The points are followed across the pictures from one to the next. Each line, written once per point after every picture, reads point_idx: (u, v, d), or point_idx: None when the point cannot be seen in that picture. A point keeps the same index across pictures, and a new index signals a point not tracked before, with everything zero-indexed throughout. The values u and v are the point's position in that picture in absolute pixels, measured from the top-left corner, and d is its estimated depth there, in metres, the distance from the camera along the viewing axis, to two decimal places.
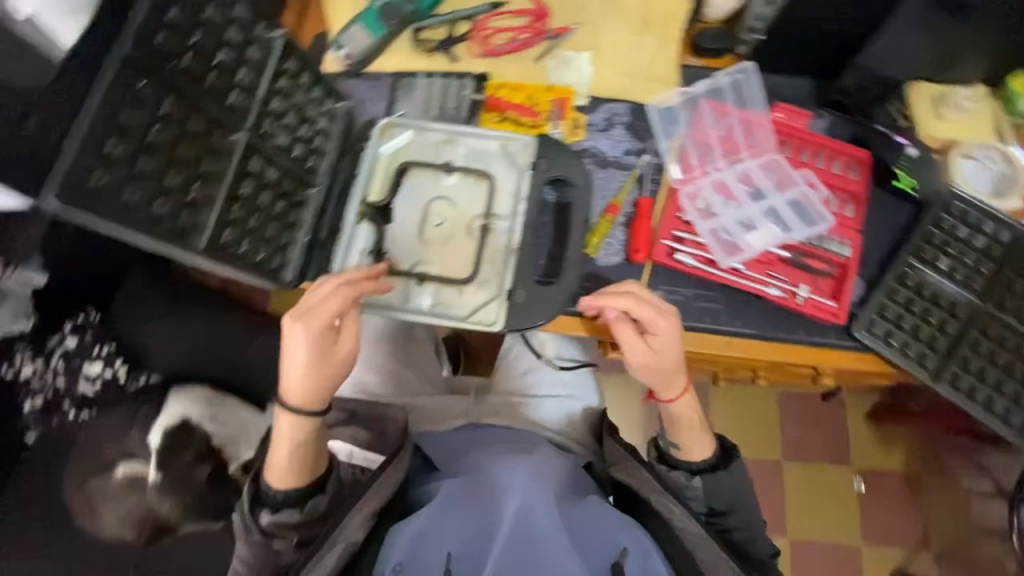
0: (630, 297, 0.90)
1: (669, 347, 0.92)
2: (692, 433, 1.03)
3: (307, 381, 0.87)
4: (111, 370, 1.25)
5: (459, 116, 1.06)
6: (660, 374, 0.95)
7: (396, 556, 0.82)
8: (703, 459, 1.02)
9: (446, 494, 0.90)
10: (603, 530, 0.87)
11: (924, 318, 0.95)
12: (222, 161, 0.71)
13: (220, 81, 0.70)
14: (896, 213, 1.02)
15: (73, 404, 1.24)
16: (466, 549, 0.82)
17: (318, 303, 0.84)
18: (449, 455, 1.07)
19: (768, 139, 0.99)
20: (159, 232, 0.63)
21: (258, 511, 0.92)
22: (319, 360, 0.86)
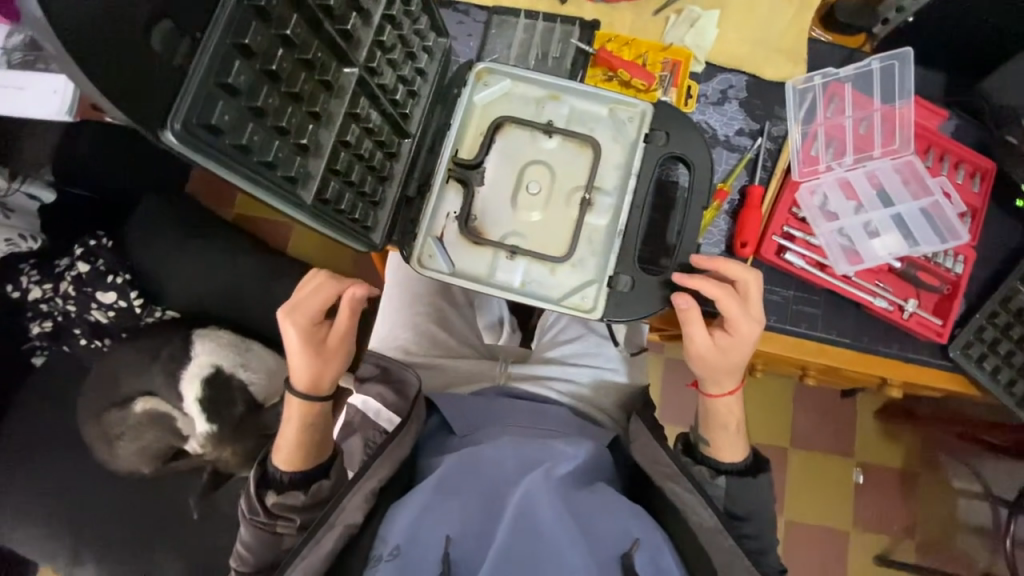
0: (720, 287, 0.81)
1: (731, 349, 0.83)
2: (725, 430, 0.88)
3: (308, 368, 0.82)
4: (126, 301, 1.37)
5: (560, 68, 0.96)
6: (712, 374, 0.86)
7: (395, 538, 0.72)
8: (734, 461, 0.88)
9: (445, 473, 0.77)
10: (612, 520, 0.74)
11: (1020, 345, 0.92)
12: (335, 100, 0.61)
13: (342, 1, 0.59)
14: (1007, 231, 0.96)
15: (83, 331, 1.35)
16: (466, 532, 0.70)
17: (309, 297, 0.81)
18: (464, 420, 0.93)
19: (908, 141, 0.91)
20: (271, 181, 0.54)
21: (264, 493, 0.84)
22: (316, 354, 0.82)
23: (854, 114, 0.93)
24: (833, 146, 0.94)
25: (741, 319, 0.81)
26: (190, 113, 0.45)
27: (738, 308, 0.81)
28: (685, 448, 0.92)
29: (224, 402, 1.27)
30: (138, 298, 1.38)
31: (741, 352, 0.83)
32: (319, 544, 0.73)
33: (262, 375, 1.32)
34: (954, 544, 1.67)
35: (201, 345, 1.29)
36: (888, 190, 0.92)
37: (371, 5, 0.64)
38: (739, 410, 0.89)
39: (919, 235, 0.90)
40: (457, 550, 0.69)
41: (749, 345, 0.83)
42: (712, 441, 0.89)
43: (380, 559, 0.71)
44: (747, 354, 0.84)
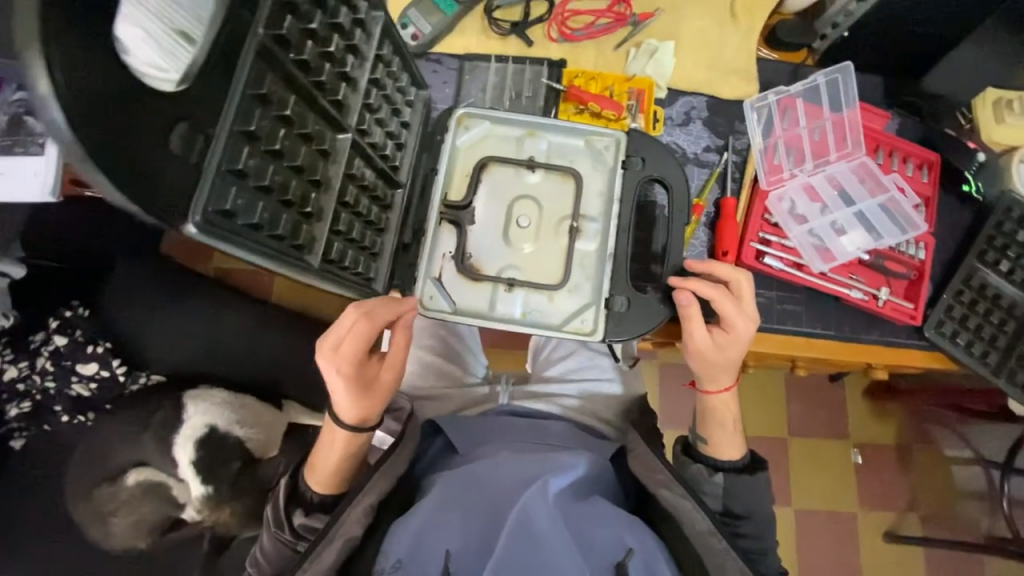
0: (714, 286, 0.84)
1: (730, 346, 0.86)
2: (722, 429, 0.92)
3: (353, 405, 0.81)
4: (108, 370, 1.31)
5: (534, 105, 1.02)
6: (710, 371, 0.89)
7: (396, 552, 0.72)
8: (732, 460, 0.90)
9: (446, 485, 0.78)
10: (606, 528, 0.73)
11: (987, 317, 0.99)
12: (332, 165, 0.63)
13: (332, 73, 0.61)
14: (957, 215, 1.05)
15: (65, 407, 1.29)
16: (465, 544, 0.71)
17: (352, 340, 0.76)
18: (464, 440, 0.94)
19: (859, 144, 0.99)
20: (282, 252, 0.56)
21: (292, 510, 0.87)
22: (365, 388, 0.81)
23: (808, 124, 1.01)
24: (793, 154, 1.01)
25: (736, 317, 0.84)
26: (207, 204, 0.46)
27: (730, 307, 0.84)
28: (684, 447, 0.95)
29: (219, 461, 1.18)
30: (120, 366, 1.32)
31: (738, 349, 0.86)
32: (319, 558, 0.75)
33: (257, 431, 1.26)
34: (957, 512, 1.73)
35: (194, 406, 1.22)
36: (848, 190, 0.99)
37: (357, 71, 0.66)
38: (734, 406, 0.92)
39: (882, 228, 0.96)
40: (456, 564, 0.69)
41: (744, 343, 0.86)
42: (710, 440, 0.92)
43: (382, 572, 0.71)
44: (743, 351, 0.88)
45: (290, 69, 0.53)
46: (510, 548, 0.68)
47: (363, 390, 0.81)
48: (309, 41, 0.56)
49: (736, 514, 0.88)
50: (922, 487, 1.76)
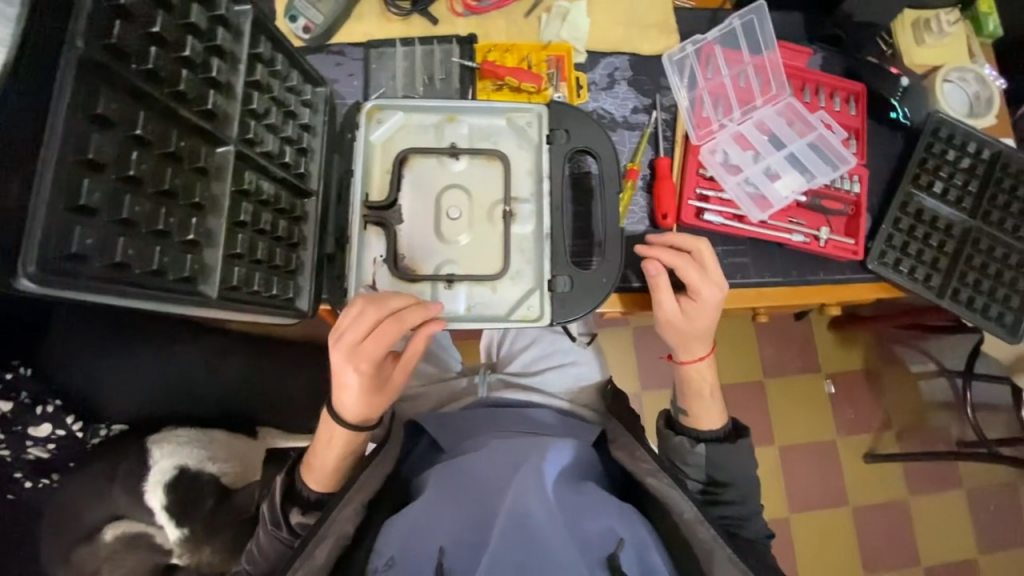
0: (680, 256, 0.83)
1: (702, 315, 0.86)
2: (701, 399, 0.91)
3: (361, 402, 0.79)
4: (66, 429, 0.90)
5: (449, 88, 0.96)
6: (683, 341, 0.89)
7: (389, 550, 0.70)
8: (712, 429, 0.90)
9: (441, 481, 0.77)
10: (601, 511, 0.72)
11: (927, 241, 1.01)
12: (215, 185, 0.57)
13: (194, 82, 0.53)
14: (888, 143, 1.06)
15: (24, 473, 0.92)
16: (458, 539, 0.68)
17: (377, 346, 0.73)
18: (449, 434, 0.92)
19: (783, 85, 0.97)
20: (163, 289, 0.50)
21: (289, 508, 0.84)
22: (377, 388, 0.79)
23: (731, 71, 0.99)
24: (721, 104, 0.99)
25: (703, 284, 0.83)
26: (43, 255, 0.39)
27: (697, 275, 0.83)
28: (667, 422, 0.93)
29: (192, 499, 0.98)
30: (76, 421, 0.92)
31: (707, 317, 0.86)
32: (310, 555, 0.71)
33: (235, 465, 1.05)
34: (928, 425, 1.82)
35: (159, 450, 0.98)
36: (778, 133, 0.98)
37: (230, 75, 0.59)
38: (712, 376, 0.92)
39: (816, 168, 0.96)
40: (450, 560, 0.66)
41: (715, 311, 0.86)
42: (691, 411, 0.92)
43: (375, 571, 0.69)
44: (715, 318, 0.87)
45: (134, 82, 0.45)
46: (505, 537, 0.66)
47: (374, 389, 0.79)
48: (155, 47, 0.48)
49: (717, 483, 0.88)
50: (894, 406, 1.83)
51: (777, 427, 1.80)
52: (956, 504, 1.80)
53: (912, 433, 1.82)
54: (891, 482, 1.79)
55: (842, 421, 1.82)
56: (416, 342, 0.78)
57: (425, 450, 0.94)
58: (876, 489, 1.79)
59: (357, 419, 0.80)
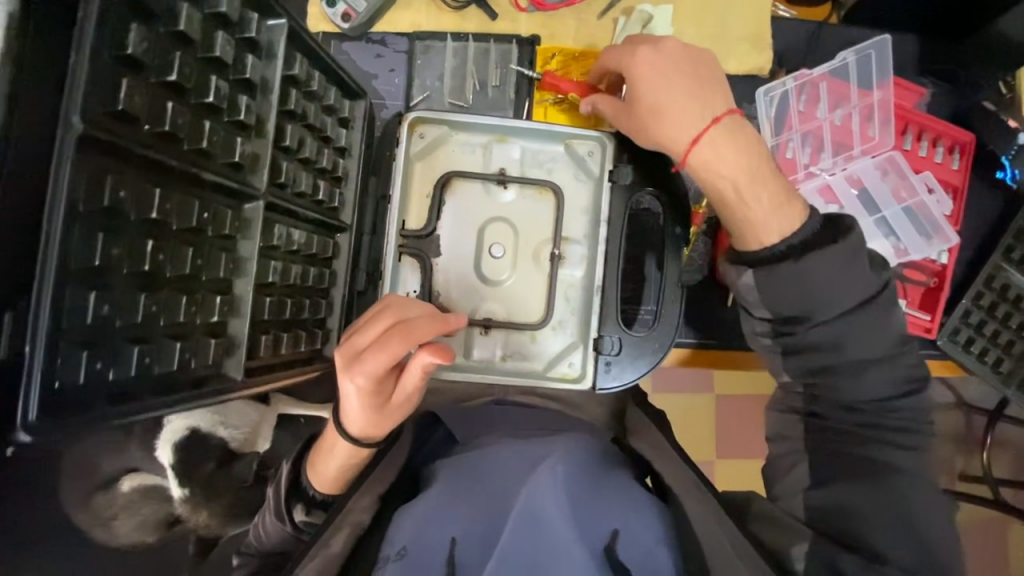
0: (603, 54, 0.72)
1: (650, 81, 0.65)
2: (727, 203, 0.63)
3: (365, 418, 0.63)
4: None
5: (503, 97, 0.84)
6: (675, 125, 0.64)
7: (402, 538, 0.57)
8: (764, 238, 0.59)
9: (455, 471, 0.65)
10: (620, 503, 0.59)
11: (1006, 322, 0.90)
12: (242, 249, 0.50)
13: (219, 131, 0.45)
14: (985, 205, 0.93)
15: None
16: (474, 528, 0.56)
17: (372, 360, 0.55)
18: (470, 428, 0.78)
19: (889, 131, 0.83)
20: (185, 384, 0.45)
21: (295, 503, 0.71)
22: (380, 398, 0.60)
23: (829, 108, 0.86)
24: (809, 145, 0.87)
25: (629, 62, 0.67)
26: (45, 387, 0.33)
27: (619, 54, 0.68)
28: (776, 334, 0.61)
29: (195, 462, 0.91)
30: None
31: (673, 105, 0.64)
32: (327, 543, 0.57)
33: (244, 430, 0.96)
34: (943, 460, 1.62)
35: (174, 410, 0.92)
36: (870, 190, 0.86)
37: (261, 112, 0.50)
38: (743, 168, 0.62)
39: (904, 234, 0.85)
40: (464, 553, 0.55)
41: (672, 83, 0.64)
42: (736, 235, 0.62)
43: (385, 561, 0.56)
44: (684, 88, 0.64)
45: (147, 153, 0.38)
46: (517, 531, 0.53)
47: (375, 403, 0.61)
48: (171, 100, 0.40)
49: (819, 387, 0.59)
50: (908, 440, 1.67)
51: None
52: None
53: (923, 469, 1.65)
54: None
55: None
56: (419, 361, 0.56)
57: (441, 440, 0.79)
58: None
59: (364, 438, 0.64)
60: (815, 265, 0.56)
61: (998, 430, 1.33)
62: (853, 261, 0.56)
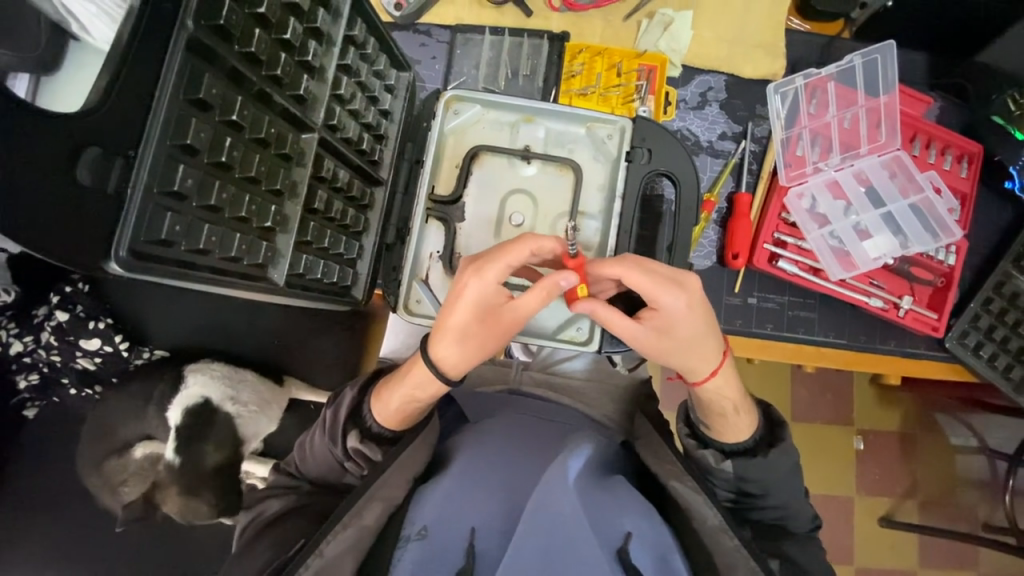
0: (621, 264, 0.64)
1: (673, 315, 0.64)
2: (721, 417, 0.70)
3: (460, 347, 0.69)
4: (111, 346, 1.02)
5: (532, 86, 0.93)
6: (682, 356, 0.67)
7: (424, 519, 0.63)
8: (737, 442, 0.70)
9: (468, 459, 0.70)
10: (628, 506, 0.63)
11: (1016, 329, 0.91)
12: (296, 171, 0.56)
13: (290, 63, 0.53)
14: (996, 213, 0.96)
15: (73, 381, 1.05)
16: (492, 518, 0.61)
17: (506, 259, 0.65)
18: (482, 410, 0.89)
19: (894, 134, 0.89)
20: (235, 274, 0.50)
21: (348, 429, 0.75)
22: (486, 319, 0.68)
23: (838, 109, 0.92)
24: (819, 145, 0.92)
25: (654, 290, 0.63)
26: (132, 235, 0.39)
27: (644, 279, 0.63)
28: (692, 433, 0.74)
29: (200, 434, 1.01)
30: (125, 339, 1.03)
31: (678, 327, 0.65)
32: (360, 514, 0.62)
33: (253, 409, 1.03)
34: (954, 497, 1.52)
35: (194, 378, 1.01)
36: (878, 187, 0.91)
37: (324, 59, 0.58)
38: (734, 385, 0.70)
39: (910, 230, 0.89)
40: (483, 543, 0.59)
41: (691, 313, 0.64)
42: (714, 427, 0.72)
43: (407, 540, 0.62)
44: (705, 321, 0.66)
45: (235, 65, 0.46)
46: (530, 528, 0.56)
47: (481, 320, 0.68)
48: (257, 28, 0.48)
49: (761, 506, 0.70)
50: (925, 473, 1.53)
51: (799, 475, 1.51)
52: None
53: (941, 503, 1.52)
54: (901, 550, 1.51)
55: (864, 480, 1.52)
56: (547, 286, 0.66)
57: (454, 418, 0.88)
58: (887, 553, 1.50)
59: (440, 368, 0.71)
60: (786, 484, 0.69)
61: (1015, 461, 1.26)
62: (798, 493, 0.70)
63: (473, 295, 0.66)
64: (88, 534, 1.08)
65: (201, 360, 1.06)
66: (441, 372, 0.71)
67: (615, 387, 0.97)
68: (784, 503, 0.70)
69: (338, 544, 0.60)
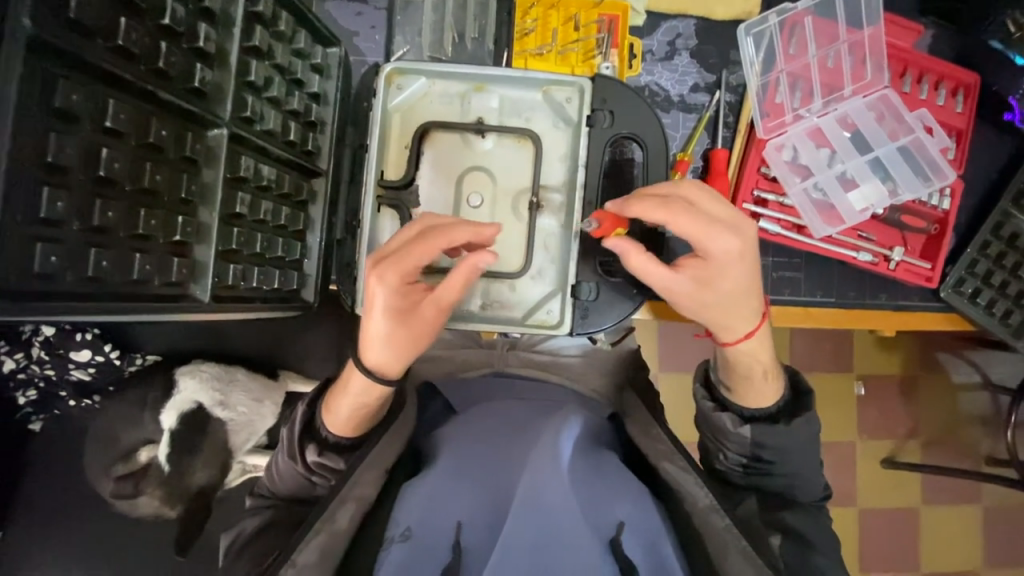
0: (663, 207, 0.58)
1: (724, 263, 0.59)
2: (749, 380, 0.66)
3: (388, 350, 0.66)
4: (103, 356, 1.01)
5: (481, 49, 0.85)
6: (721, 316, 0.63)
7: (408, 518, 0.59)
8: (760, 407, 0.66)
9: (458, 450, 0.67)
10: (621, 492, 0.59)
11: (1015, 272, 0.86)
12: (205, 177, 0.53)
13: (178, 54, 0.48)
14: (996, 147, 0.89)
15: (71, 393, 1.03)
16: (479, 511, 0.57)
17: (408, 254, 0.61)
18: (466, 397, 0.86)
19: (881, 71, 0.82)
20: (147, 297, 0.48)
21: (305, 447, 0.72)
22: (407, 319, 0.64)
23: (819, 48, 0.83)
24: (799, 89, 0.84)
25: (704, 236, 0.57)
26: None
27: (692, 224, 0.57)
28: (714, 398, 0.69)
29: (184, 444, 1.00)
30: (114, 348, 1.02)
31: (726, 278, 0.60)
32: (334, 518, 0.58)
33: (244, 411, 1.02)
34: (957, 435, 1.51)
35: (186, 382, 1.00)
36: (863, 131, 0.84)
37: (222, 44, 0.53)
38: (767, 349, 0.66)
39: (898, 175, 0.82)
40: (470, 538, 0.56)
41: (740, 262, 0.59)
42: (737, 391, 0.67)
43: (391, 541, 0.58)
44: (749, 270, 0.60)
45: (102, 64, 0.42)
46: (518, 520, 0.53)
47: (403, 322, 0.64)
48: (125, 17, 0.44)
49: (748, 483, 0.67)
50: (929, 414, 1.52)
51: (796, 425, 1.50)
52: (968, 520, 1.53)
53: (945, 442, 1.51)
54: (905, 490, 1.52)
55: (866, 426, 1.51)
56: (464, 270, 0.61)
57: (436, 410, 0.85)
58: (891, 495, 1.51)
59: (381, 372, 0.68)
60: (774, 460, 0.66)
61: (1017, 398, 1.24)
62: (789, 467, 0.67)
63: (380, 293, 0.62)
64: (98, 546, 1.09)
65: (192, 361, 1.05)
66: (382, 376, 0.68)
67: (603, 361, 0.94)
68: (772, 477, 0.67)
69: (310, 552, 0.55)
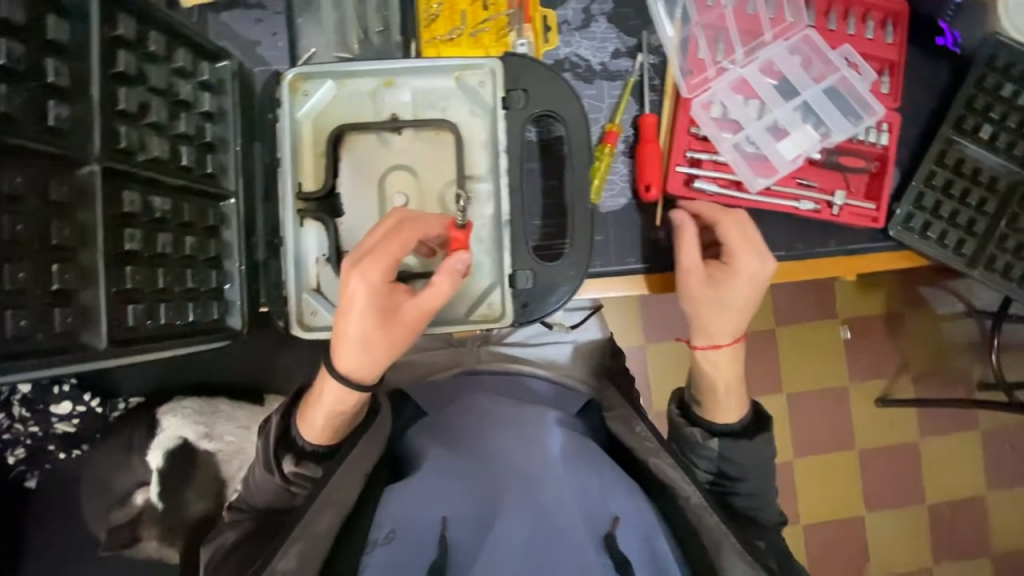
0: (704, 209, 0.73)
1: (742, 271, 0.70)
2: (714, 393, 0.72)
3: (363, 354, 0.63)
4: (83, 406, 0.99)
5: (389, 41, 0.80)
6: (705, 323, 0.72)
7: (392, 520, 0.60)
8: (728, 423, 0.71)
9: (441, 452, 0.67)
10: (613, 484, 0.60)
11: (964, 199, 0.84)
12: (80, 219, 0.54)
13: (23, 99, 0.49)
14: (933, 74, 0.86)
15: (59, 446, 1.02)
16: (467, 507, 0.59)
17: (392, 250, 0.61)
18: (434, 400, 0.85)
19: (800, 11, 0.79)
20: (35, 347, 0.49)
21: (282, 455, 0.70)
22: (385, 321, 0.62)
23: None
24: (721, 41, 0.81)
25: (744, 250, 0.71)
26: None
27: (742, 237, 0.71)
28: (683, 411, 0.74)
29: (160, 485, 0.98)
30: (94, 396, 1.00)
31: (742, 290, 0.70)
32: (311, 524, 0.58)
33: (232, 440, 0.99)
34: (947, 364, 1.51)
35: (171, 418, 0.98)
36: (790, 77, 0.82)
37: (79, 79, 0.53)
38: (734, 366, 0.72)
39: (829, 118, 0.80)
40: (454, 533, 0.57)
41: (755, 284, 0.71)
42: (706, 404, 0.73)
43: (374, 544, 0.58)
44: (757, 293, 0.71)
45: None
46: (515, 517, 0.56)
47: (384, 323, 0.61)
48: None
49: None
50: (916, 347, 1.52)
51: (784, 378, 1.50)
52: (967, 446, 1.54)
53: (936, 373, 1.51)
54: (901, 426, 1.52)
55: (854, 369, 1.51)
56: (445, 272, 0.62)
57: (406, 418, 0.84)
58: (887, 434, 1.52)
59: (356, 379, 0.64)
60: None
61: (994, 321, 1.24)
62: None
63: (361, 293, 0.60)
64: None
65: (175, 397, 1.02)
66: (357, 381, 0.64)
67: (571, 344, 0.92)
68: None
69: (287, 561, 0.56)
